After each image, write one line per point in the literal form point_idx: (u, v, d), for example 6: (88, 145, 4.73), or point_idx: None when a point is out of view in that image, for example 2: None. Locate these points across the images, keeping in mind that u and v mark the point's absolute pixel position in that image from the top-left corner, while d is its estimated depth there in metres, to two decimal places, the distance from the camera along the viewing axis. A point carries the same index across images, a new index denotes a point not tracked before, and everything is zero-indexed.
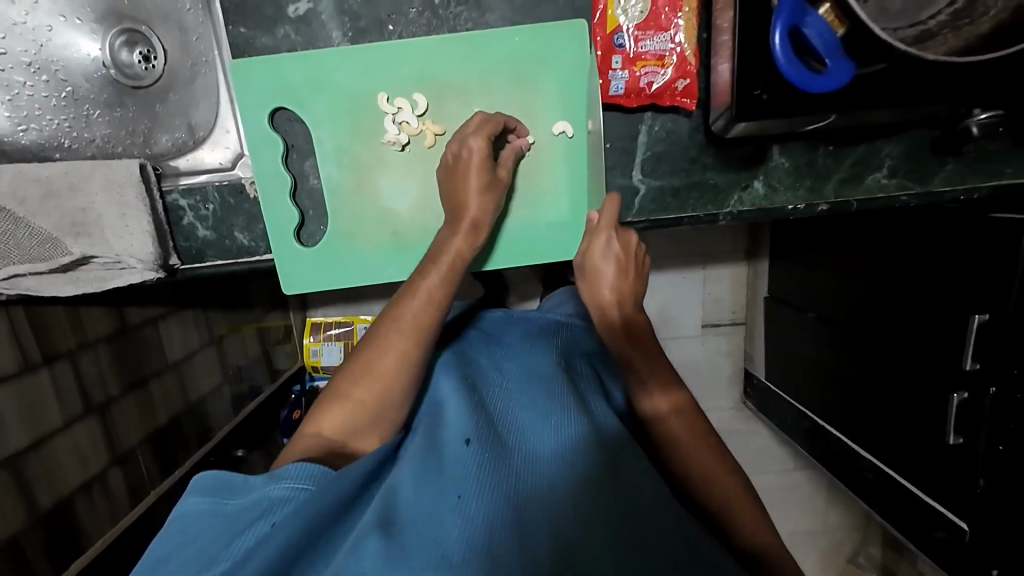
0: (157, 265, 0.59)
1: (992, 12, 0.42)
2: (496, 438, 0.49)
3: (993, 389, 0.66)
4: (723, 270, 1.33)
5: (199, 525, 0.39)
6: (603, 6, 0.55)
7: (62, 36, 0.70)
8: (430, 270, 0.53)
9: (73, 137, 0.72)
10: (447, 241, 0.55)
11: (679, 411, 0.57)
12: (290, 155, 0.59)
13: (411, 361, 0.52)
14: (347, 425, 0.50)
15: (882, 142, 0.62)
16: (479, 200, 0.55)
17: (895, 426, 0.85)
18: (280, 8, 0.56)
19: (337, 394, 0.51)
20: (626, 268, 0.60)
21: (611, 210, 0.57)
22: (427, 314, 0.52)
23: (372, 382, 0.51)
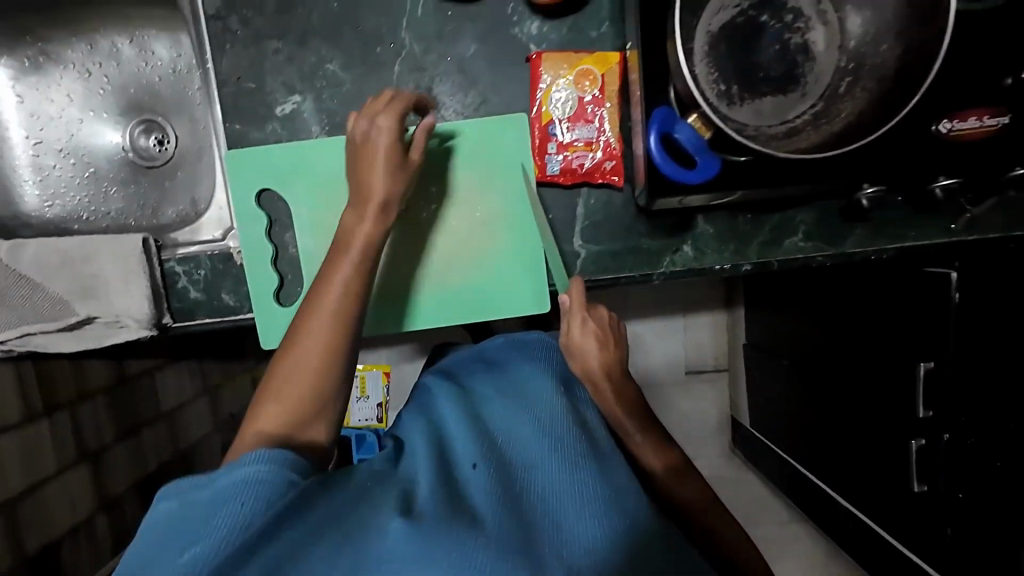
0: (151, 324, 0.67)
1: (843, 114, 0.52)
2: (500, 459, 0.55)
3: (947, 435, 0.73)
4: (702, 318, 1.39)
5: (172, 522, 0.42)
6: (539, 103, 0.65)
7: (90, 127, 0.83)
8: (344, 251, 0.56)
9: (91, 211, 0.82)
10: (356, 226, 0.57)
11: (677, 473, 0.62)
12: (273, 228, 0.68)
13: (334, 358, 0.54)
14: (288, 419, 0.51)
15: (795, 210, 0.71)
16: (385, 180, 0.57)
17: (864, 468, 0.89)
18: (270, 108, 0.66)
19: (272, 395, 0.52)
20: (608, 343, 0.62)
21: (578, 291, 0.60)
22: (344, 307, 0.55)
23: (304, 377, 0.52)
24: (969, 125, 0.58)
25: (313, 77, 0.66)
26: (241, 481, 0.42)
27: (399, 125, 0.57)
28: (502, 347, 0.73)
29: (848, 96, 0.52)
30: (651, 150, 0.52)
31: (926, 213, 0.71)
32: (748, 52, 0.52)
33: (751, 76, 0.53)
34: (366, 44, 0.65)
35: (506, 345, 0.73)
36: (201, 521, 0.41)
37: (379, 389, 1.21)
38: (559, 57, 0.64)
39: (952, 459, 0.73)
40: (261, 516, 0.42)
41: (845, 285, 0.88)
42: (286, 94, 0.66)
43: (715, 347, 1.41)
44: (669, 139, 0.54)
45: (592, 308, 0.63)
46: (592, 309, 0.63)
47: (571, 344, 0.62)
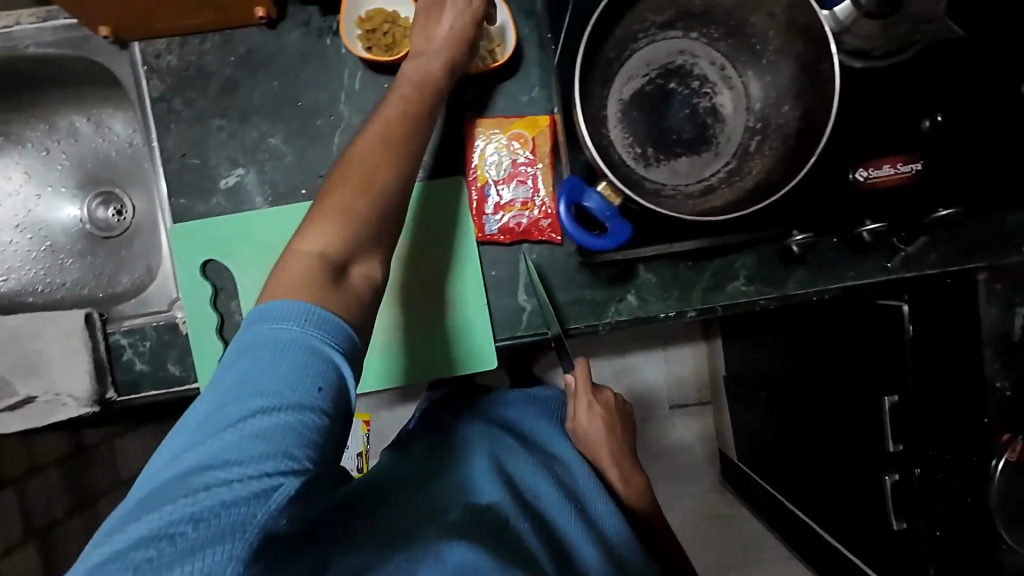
0: (92, 400, 0.66)
1: (754, 171, 0.53)
2: (533, 517, 0.57)
3: (918, 470, 0.73)
4: (683, 350, 1.39)
5: (255, 343, 0.43)
6: (474, 166, 0.67)
7: (48, 201, 0.85)
8: (410, 82, 0.57)
9: (47, 283, 0.83)
10: (427, 59, 0.57)
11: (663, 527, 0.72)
12: (219, 296, 0.69)
13: (411, 135, 0.54)
14: (340, 242, 0.48)
15: (734, 255, 0.72)
16: (454, 28, 0.58)
17: (844, 504, 0.87)
18: (214, 181, 0.68)
19: (329, 211, 0.49)
20: (613, 423, 0.71)
21: (583, 375, 0.70)
22: (414, 103, 0.55)
23: (376, 161, 0.51)
24: (884, 173, 0.60)
25: (256, 151, 0.68)
26: (298, 358, 0.43)
27: (473, 19, 0.59)
28: (523, 403, 0.75)
29: (758, 154, 0.54)
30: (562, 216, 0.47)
31: (857, 251, 0.72)
32: (660, 117, 0.55)
33: (664, 138, 0.55)
34: (306, 118, 0.68)
35: (523, 398, 0.76)
36: (282, 363, 0.42)
37: (359, 438, 1.18)
38: (492, 122, 0.67)
39: (925, 494, 0.74)
40: (317, 416, 0.42)
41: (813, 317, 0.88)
42: (230, 167, 0.68)
43: (698, 380, 1.40)
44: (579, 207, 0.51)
45: (598, 391, 0.72)
46: (599, 392, 0.72)
47: (578, 426, 0.70)
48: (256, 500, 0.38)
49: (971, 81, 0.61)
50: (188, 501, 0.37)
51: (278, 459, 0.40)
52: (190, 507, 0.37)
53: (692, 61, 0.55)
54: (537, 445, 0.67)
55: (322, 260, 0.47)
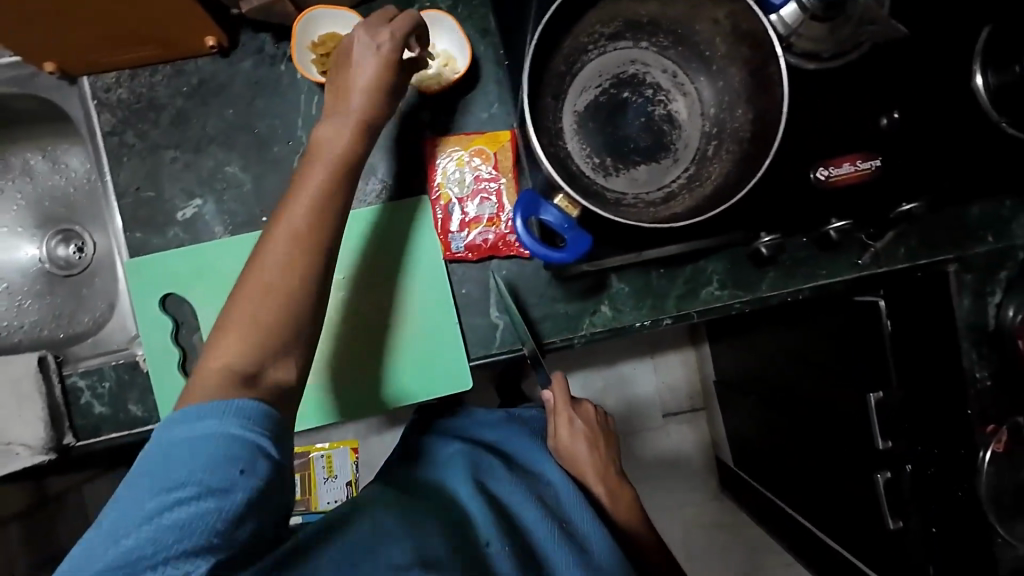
0: (48, 448, 0.63)
1: (713, 176, 0.53)
2: (523, 549, 0.54)
3: (909, 466, 0.71)
4: (671, 357, 1.38)
5: (172, 444, 0.41)
6: (437, 185, 0.66)
7: (4, 241, 0.83)
8: (318, 167, 0.51)
9: (4, 326, 0.80)
10: (335, 138, 0.52)
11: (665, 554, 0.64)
12: (180, 331, 0.67)
13: (320, 242, 0.49)
14: (248, 350, 0.46)
15: (705, 261, 0.71)
16: (365, 95, 0.53)
17: (838, 508, 0.85)
18: (170, 214, 0.66)
19: (228, 327, 0.46)
20: (595, 437, 0.66)
21: (562, 391, 0.66)
22: (326, 197, 0.50)
23: (280, 270, 0.47)
24: (844, 171, 0.60)
25: (213, 181, 0.67)
26: (215, 449, 0.41)
27: (391, 62, 0.53)
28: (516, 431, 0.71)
29: (716, 159, 0.53)
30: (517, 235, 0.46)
31: (825, 250, 0.72)
32: (615, 126, 0.55)
33: (622, 148, 0.55)
34: (264, 145, 0.67)
35: (504, 420, 0.73)
36: (200, 468, 0.40)
37: (347, 467, 1.15)
38: (453, 140, 0.66)
39: (915, 491, 0.71)
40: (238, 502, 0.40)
41: (789, 316, 0.88)
42: (186, 199, 0.66)
43: (689, 386, 1.39)
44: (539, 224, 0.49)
45: (578, 404, 0.68)
46: (577, 405, 0.68)
47: (559, 441, 0.66)
48: None
49: (921, 78, 0.61)
50: None
51: (203, 543, 0.39)
52: None
53: (644, 70, 0.55)
54: (527, 470, 0.64)
55: (231, 372, 0.45)
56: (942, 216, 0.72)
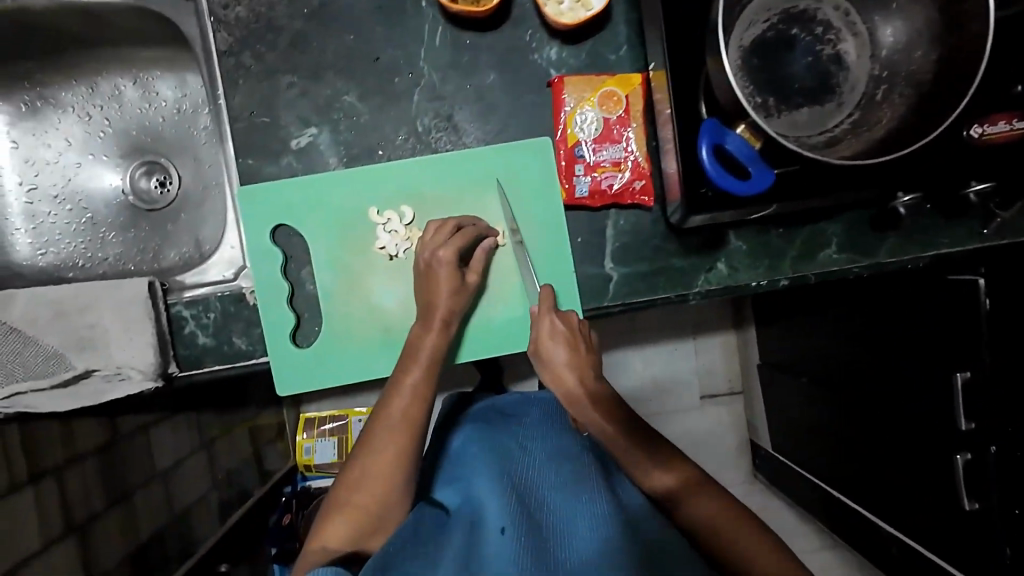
0: (157, 374, 0.62)
1: (884, 121, 0.51)
2: (529, 516, 0.59)
3: (993, 447, 0.67)
4: (711, 340, 1.31)
5: None
6: (563, 126, 0.64)
7: (88, 170, 0.79)
8: (415, 369, 0.59)
9: (88, 257, 0.77)
10: (422, 337, 0.59)
11: (693, 488, 0.58)
12: (289, 265, 0.65)
13: (425, 388, 0.59)
14: (349, 535, 0.56)
15: (825, 222, 0.69)
16: (449, 303, 0.60)
17: (906, 491, 0.82)
18: (284, 142, 0.64)
19: (338, 506, 0.57)
20: (577, 344, 0.59)
21: (547, 299, 0.60)
22: (427, 367, 0.59)
23: (383, 467, 0.57)
24: (999, 129, 0.54)
25: (329, 109, 0.64)
26: None
27: (455, 267, 0.60)
28: (538, 415, 0.79)
29: (886, 103, 0.51)
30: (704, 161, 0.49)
31: (953, 219, 0.70)
32: (780, 65, 0.52)
33: (784, 88, 0.52)
34: (383, 75, 0.64)
35: (520, 401, 0.82)
36: None
37: None
38: (583, 80, 0.63)
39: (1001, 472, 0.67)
40: None
41: (866, 292, 0.84)
42: (302, 126, 0.64)
43: (727, 369, 1.32)
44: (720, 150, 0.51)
45: (561, 313, 0.61)
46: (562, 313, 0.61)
47: (536, 348, 0.59)
48: None
49: None
50: None
51: None
52: None
53: (815, 6, 0.53)
54: (539, 452, 0.71)
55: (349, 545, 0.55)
56: None
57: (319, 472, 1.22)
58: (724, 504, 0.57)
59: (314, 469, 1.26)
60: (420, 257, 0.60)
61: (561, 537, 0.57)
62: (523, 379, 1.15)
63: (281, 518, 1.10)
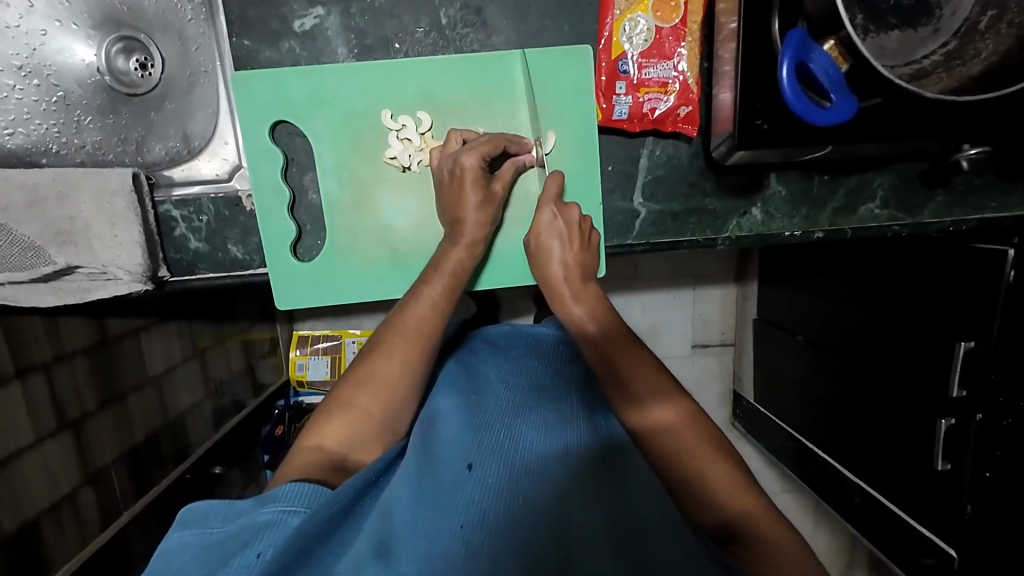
0: (146, 277, 0.58)
1: (983, 55, 0.44)
2: (499, 449, 0.55)
3: (980, 415, 0.68)
4: (714, 291, 1.28)
5: (187, 553, 0.39)
6: (609, 33, 0.56)
7: (56, 40, 0.69)
8: (435, 280, 0.56)
9: (62, 143, 0.69)
10: (447, 251, 0.56)
11: (688, 422, 0.52)
12: (290, 169, 0.59)
13: (448, 298, 0.57)
14: (348, 440, 0.52)
15: (874, 173, 0.64)
16: (477, 214, 0.56)
17: (884, 449, 0.84)
18: (286, 22, 0.56)
19: (335, 408, 0.53)
20: (573, 242, 0.59)
21: (553, 188, 0.58)
22: (451, 281, 0.56)
23: (389, 370, 0.54)
24: None
25: None
26: (245, 525, 0.40)
27: (479, 175, 0.55)
28: (519, 346, 0.77)
29: (990, 33, 0.44)
30: (784, 78, 0.45)
31: (1005, 180, 0.67)
32: None
33: (877, 5, 0.46)
34: None
35: (512, 334, 0.80)
36: (217, 553, 0.38)
37: None
38: None
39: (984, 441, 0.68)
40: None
41: (886, 252, 0.80)
42: (307, 5, 0.55)
43: (725, 321, 1.31)
44: (803, 68, 0.47)
45: (562, 207, 0.60)
46: (564, 206, 0.60)
47: (534, 240, 0.60)
48: None
49: None
50: None
51: None
52: None
53: None
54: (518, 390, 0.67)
55: (331, 456, 0.50)
56: None
57: (310, 388, 1.23)
58: (710, 445, 0.51)
59: (305, 387, 1.26)
60: (449, 164, 0.56)
61: (529, 469, 0.53)
62: (520, 314, 1.12)
63: (273, 430, 1.12)
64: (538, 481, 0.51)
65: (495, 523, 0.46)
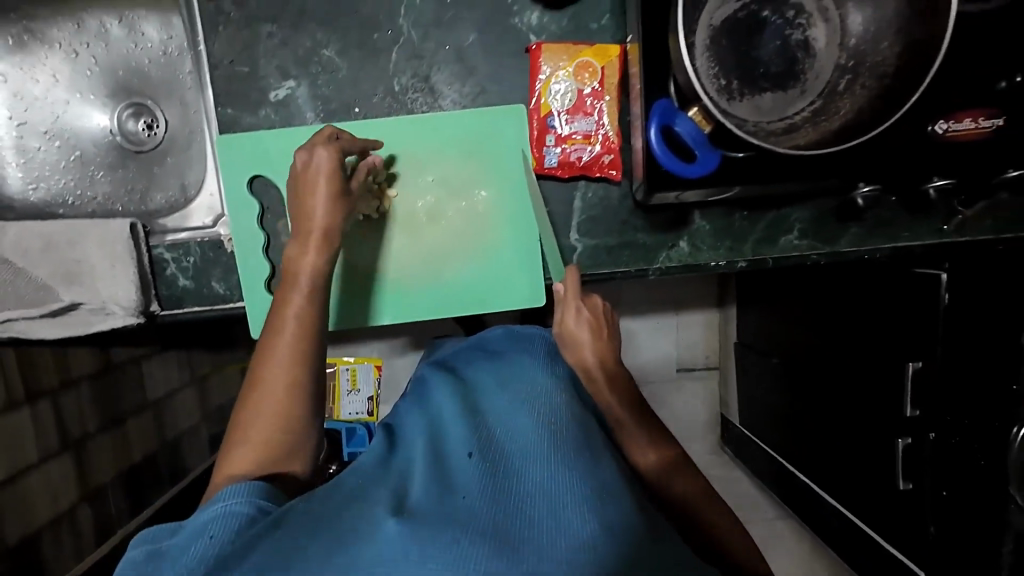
0: (138, 311, 0.66)
1: (842, 112, 0.52)
2: (497, 441, 0.52)
3: (932, 434, 0.71)
4: (695, 316, 1.33)
5: (141, 565, 0.43)
6: (538, 95, 0.65)
7: (76, 109, 0.81)
8: (298, 273, 0.54)
9: (77, 195, 0.79)
10: (300, 254, 0.55)
11: (676, 464, 0.60)
12: (266, 217, 0.67)
13: (315, 281, 0.55)
14: (264, 459, 0.50)
15: (789, 209, 0.71)
16: (328, 209, 0.55)
17: (850, 469, 0.87)
18: (263, 93, 0.66)
19: (238, 438, 0.51)
20: (600, 329, 0.63)
21: (573, 281, 0.62)
22: (315, 267, 0.55)
23: (276, 381, 0.51)
24: (965, 126, 0.58)
25: (308, 63, 0.65)
26: (194, 527, 0.43)
27: (333, 168, 0.56)
28: (501, 338, 0.73)
29: (847, 93, 0.52)
30: (653, 140, 0.54)
31: (917, 213, 0.72)
32: (750, 46, 0.53)
33: (751, 71, 0.53)
34: (364, 30, 0.65)
35: (506, 335, 0.73)
36: (170, 555, 0.42)
37: (371, 382, 1.18)
38: (560, 48, 0.64)
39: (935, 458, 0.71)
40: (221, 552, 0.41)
41: (836, 278, 0.85)
42: (281, 78, 0.65)
43: (708, 345, 1.35)
44: (669, 131, 0.56)
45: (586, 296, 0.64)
46: (587, 297, 0.64)
47: (564, 329, 0.63)
48: None
49: None
50: None
51: None
52: None
53: None
54: (511, 374, 0.64)
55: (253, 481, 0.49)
56: None
57: None
58: (697, 487, 0.59)
59: None
60: (300, 164, 0.57)
61: (528, 457, 0.49)
62: None
63: None
64: (541, 466, 0.47)
65: (500, 508, 0.42)
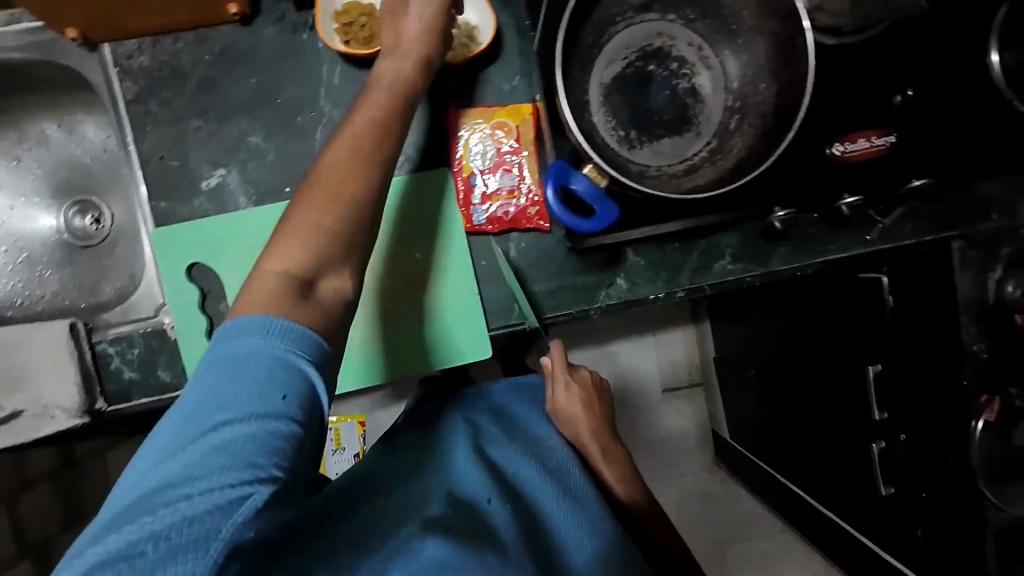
0: (82, 411, 0.66)
1: (736, 149, 0.56)
2: (517, 493, 0.55)
3: (903, 436, 0.72)
4: (671, 335, 1.33)
5: (202, 396, 0.39)
6: (460, 157, 0.68)
7: (22, 212, 0.83)
8: (381, 88, 0.54)
9: (26, 296, 0.80)
10: (394, 66, 0.56)
11: (652, 512, 0.69)
12: (207, 300, 0.68)
13: (406, 80, 0.55)
14: (312, 257, 0.45)
15: (717, 236, 0.73)
16: (421, 28, 0.57)
17: (835, 479, 0.85)
18: (196, 184, 0.68)
19: (288, 231, 0.46)
20: (590, 401, 0.71)
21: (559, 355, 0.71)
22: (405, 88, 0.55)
23: (346, 181, 0.47)
24: (859, 147, 0.62)
25: (237, 151, 0.68)
26: (265, 368, 0.40)
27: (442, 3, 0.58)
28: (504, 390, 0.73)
29: (737, 132, 0.56)
30: (550, 201, 0.55)
31: (838, 226, 0.72)
32: (641, 99, 0.58)
33: (646, 121, 0.58)
34: (288, 116, 0.68)
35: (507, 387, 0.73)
36: (236, 399, 0.39)
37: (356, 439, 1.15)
38: (477, 111, 0.68)
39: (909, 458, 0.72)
40: (288, 426, 0.40)
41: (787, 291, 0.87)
42: (211, 169, 0.68)
43: (689, 362, 1.35)
44: (568, 189, 0.57)
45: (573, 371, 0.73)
46: (574, 372, 0.73)
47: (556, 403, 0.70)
48: (221, 514, 0.36)
49: (934, 54, 0.62)
50: (151, 521, 0.36)
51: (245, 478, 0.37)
52: (158, 532, 0.35)
53: (670, 43, 0.58)
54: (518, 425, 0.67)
55: (294, 277, 0.44)
56: (951, 199, 0.72)
57: None
58: (669, 532, 0.68)
59: None
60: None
61: (548, 518, 0.55)
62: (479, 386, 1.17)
63: None
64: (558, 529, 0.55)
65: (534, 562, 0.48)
